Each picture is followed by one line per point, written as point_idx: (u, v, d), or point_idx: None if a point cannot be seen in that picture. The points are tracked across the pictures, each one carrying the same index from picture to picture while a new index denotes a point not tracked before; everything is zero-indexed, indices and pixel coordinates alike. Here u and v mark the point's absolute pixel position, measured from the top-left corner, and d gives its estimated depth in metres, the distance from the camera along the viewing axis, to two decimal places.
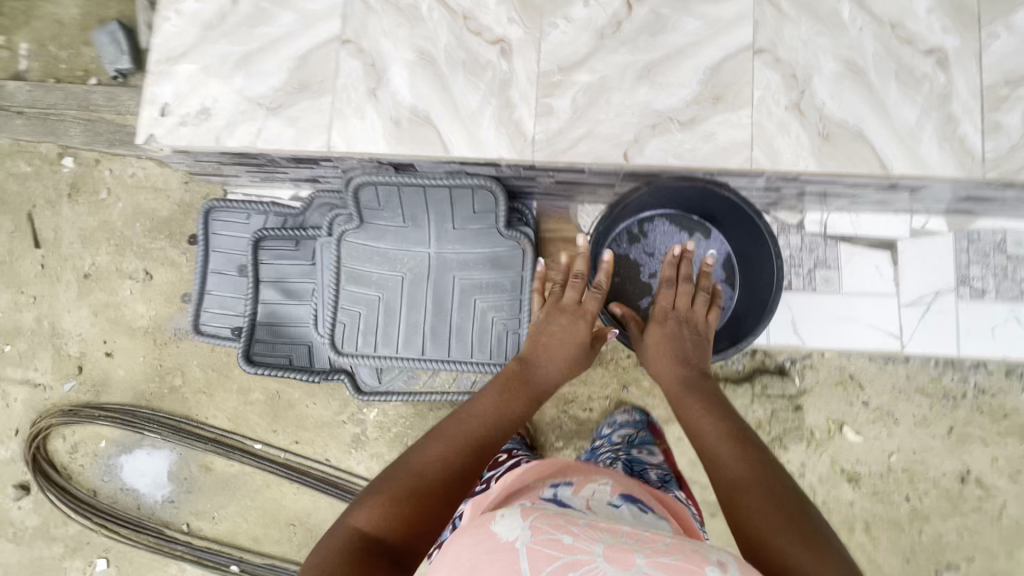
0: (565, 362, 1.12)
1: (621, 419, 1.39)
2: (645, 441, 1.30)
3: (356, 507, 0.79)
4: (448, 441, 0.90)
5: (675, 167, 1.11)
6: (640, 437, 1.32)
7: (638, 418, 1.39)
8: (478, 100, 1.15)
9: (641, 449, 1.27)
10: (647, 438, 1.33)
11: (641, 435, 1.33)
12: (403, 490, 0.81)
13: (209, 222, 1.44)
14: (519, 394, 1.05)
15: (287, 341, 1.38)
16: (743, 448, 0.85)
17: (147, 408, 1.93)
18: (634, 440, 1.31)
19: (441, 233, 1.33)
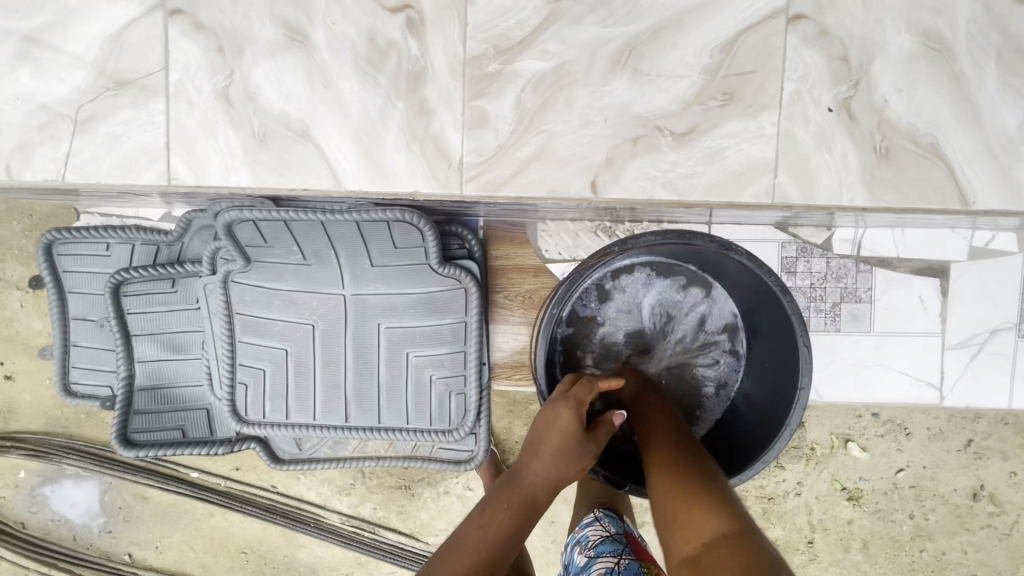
0: (565, 466, 0.74)
1: (593, 543, 0.84)
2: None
3: None
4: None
5: (665, 202, 0.78)
6: (625, 570, 0.78)
7: (614, 532, 0.86)
8: (377, 104, 0.78)
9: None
10: (636, 567, 0.79)
11: (626, 567, 0.79)
12: None
13: (55, 259, 1.11)
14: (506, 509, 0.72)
15: (178, 406, 1.12)
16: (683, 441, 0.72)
17: (63, 436, 1.63)
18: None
19: (355, 271, 1.01)
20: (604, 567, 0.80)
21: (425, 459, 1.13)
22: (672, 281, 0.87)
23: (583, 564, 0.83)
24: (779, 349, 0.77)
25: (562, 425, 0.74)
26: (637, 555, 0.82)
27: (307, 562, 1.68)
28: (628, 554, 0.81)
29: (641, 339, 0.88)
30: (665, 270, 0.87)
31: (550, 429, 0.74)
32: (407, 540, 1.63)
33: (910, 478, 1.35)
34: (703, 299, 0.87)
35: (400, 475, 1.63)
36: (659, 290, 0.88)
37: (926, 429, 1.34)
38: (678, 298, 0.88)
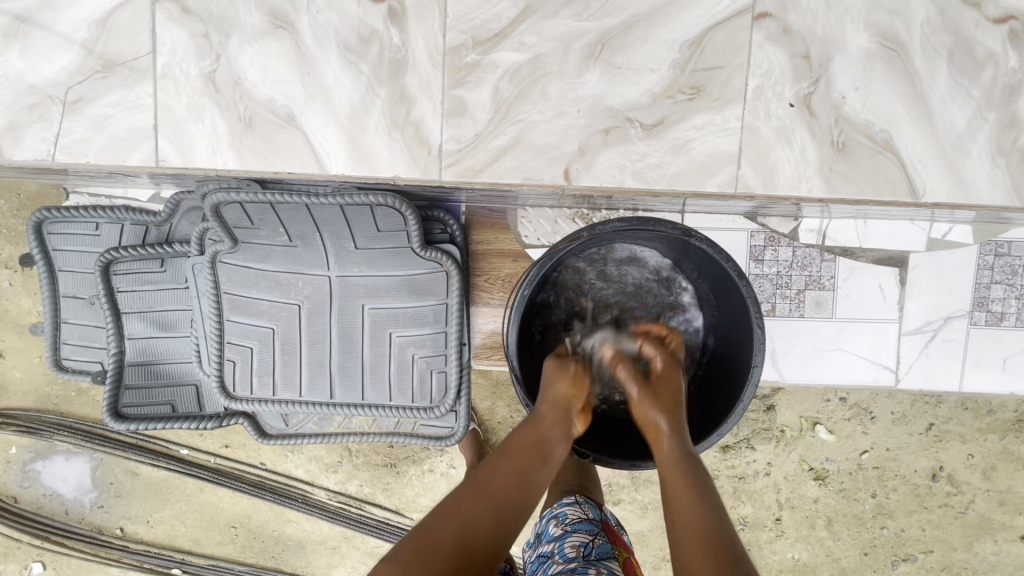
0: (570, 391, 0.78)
1: (571, 519, 0.87)
2: (605, 556, 0.79)
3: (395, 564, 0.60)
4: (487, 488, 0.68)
5: (634, 190, 0.82)
6: (598, 549, 0.81)
7: (592, 516, 0.89)
8: (360, 90, 0.81)
9: (600, 570, 0.76)
10: (609, 549, 0.82)
11: (600, 546, 0.82)
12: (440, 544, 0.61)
13: (46, 238, 1.13)
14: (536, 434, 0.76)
15: (168, 382, 1.15)
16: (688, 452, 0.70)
17: (54, 413, 1.67)
18: (591, 555, 0.80)
19: (340, 253, 1.05)
20: (579, 542, 0.83)
21: (407, 434, 1.17)
22: (632, 266, 0.91)
23: (557, 535, 0.86)
24: (738, 330, 0.81)
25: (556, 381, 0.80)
26: (612, 539, 0.85)
27: (295, 537, 1.74)
28: (603, 536, 0.85)
29: (617, 311, 0.90)
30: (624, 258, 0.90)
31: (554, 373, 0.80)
32: (393, 516, 1.69)
33: (873, 459, 1.42)
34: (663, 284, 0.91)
35: (386, 453, 1.69)
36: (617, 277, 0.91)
37: (890, 414, 1.40)
38: (639, 285, 0.91)
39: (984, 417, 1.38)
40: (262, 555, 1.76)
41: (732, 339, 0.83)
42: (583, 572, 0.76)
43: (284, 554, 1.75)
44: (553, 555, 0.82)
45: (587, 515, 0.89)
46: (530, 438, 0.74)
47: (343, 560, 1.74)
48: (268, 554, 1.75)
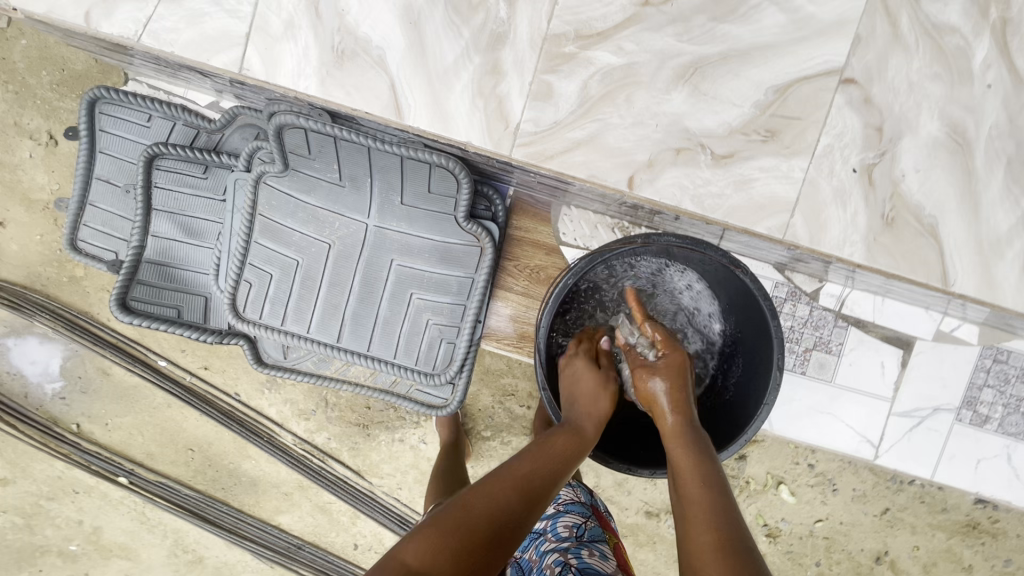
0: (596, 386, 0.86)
1: (565, 500, 0.97)
2: (597, 538, 0.89)
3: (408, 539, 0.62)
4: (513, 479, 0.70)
5: (689, 212, 0.84)
6: (589, 530, 0.91)
7: (584, 500, 0.99)
8: (457, 51, 0.83)
9: (593, 549, 0.86)
10: (598, 531, 0.92)
11: (591, 528, 0.92)
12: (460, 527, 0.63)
13: (96, 116, 1.12)
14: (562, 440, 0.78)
15: (178, 288, 1.14)
16: (706, 465, 0.72)
17: (40, 293, 1.70)
18: (583, 535, 0.89)
19: (384, 205, 1.06)
20: (572, 523, 0.92)
21: (400, 396, 1.18)
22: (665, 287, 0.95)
23: (551, 513, 0.95)
24: (755, 367, 0.85)
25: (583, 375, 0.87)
26: (601, 523, 0.96)
27: (250, 473, 1.75)
28: (593, 519, 0.95)
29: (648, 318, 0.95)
30: (656, 277, 0.94)
31: (569, 388, 0.87)
32: (354, 475, 1.72)
33: (825, 528, 1.46)
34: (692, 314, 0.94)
35: (361, 413, 1.72)
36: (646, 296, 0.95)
37: (852, 490, 1.44)
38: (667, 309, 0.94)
39: (939, 515, 1.43)
40: (212, 485, 1.77)
41: (747, 373, 0.87)
42: (578, 548, 0.86)
43: (234, 488, 1.76)
44: (546, 531, 0.92)
45: (582, 499, 0.99)
46: (562, 440, 0.78)
47: (292, 508, 1.75)
48: (218, 484, 1.76)
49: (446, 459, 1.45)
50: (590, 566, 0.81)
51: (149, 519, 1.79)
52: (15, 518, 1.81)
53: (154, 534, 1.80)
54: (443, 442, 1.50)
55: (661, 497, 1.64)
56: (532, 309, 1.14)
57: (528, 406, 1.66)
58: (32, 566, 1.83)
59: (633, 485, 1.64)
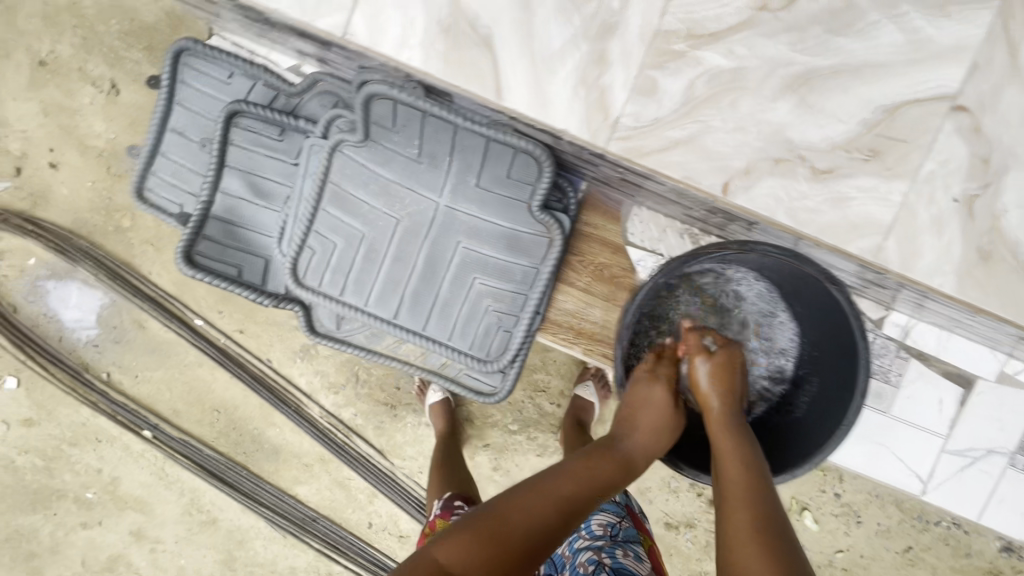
0: (661, 409, 0.86)
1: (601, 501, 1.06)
2: (630, 539, 0.99)
3: (442, 541, 0.68)
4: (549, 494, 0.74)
5: (780, 224, 0.83)
6: (623, 531, 1.00)
7: (619, 501, 1.08)
8: (566, 37, 0.82)
9: (626, 550, 0.95)
10: (632, 532, 1.02)
11: (625, 529, 1.01)
12: (489, 536, 0.68)
13: (179, 67, 1.12)
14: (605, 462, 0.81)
15: (241, 248, 1.13)
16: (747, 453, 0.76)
17: (86, 239, 1.71)
18: (617, 536, 0.99)
19: (459, 185, 1.05)
20: (607, 521, 1.02)
21: (449, 379, 1.18)
22: (733, 302, 0.95)
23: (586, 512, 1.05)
24: (834, 390, 0.83)
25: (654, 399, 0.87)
26: (635, 524, 1.05)
27: (273, 440, 1.76)
28: (627, 520, 1.04)
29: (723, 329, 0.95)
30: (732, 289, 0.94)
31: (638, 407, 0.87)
32: (376, 454, 1.73)
33: (845, 560, 1.44)
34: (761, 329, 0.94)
35: (390, 393, 1.72)
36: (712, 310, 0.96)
37: (876, 524, 1.42)
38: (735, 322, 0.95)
39: (964, 559, 1.41)
40: (233, 448, 1.78)
41: (824, 397, 0.85)
42: (612, 548, 0.95)
43: (256, 453, 1.76)
44: (581, 529, 1.01)
45: (616, 500, 1.08)
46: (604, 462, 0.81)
47: (311, 479, 1.76)
48: (240, 448, 1.77)
49: (443, 446, 1.54)
50: (624, 567, 0.90)
51: (168, 475, 1.80)
52: (35, 459, 1.82)
53: (171, 491, 1.81)
54: (438, 431, 1.58)
55: (681, 510, 1.63)
56: (591, 306, 1.13)
57: (557, 404, 1.66)
58: (45, 510, 1.84)
59: (655, 494, 1.63)
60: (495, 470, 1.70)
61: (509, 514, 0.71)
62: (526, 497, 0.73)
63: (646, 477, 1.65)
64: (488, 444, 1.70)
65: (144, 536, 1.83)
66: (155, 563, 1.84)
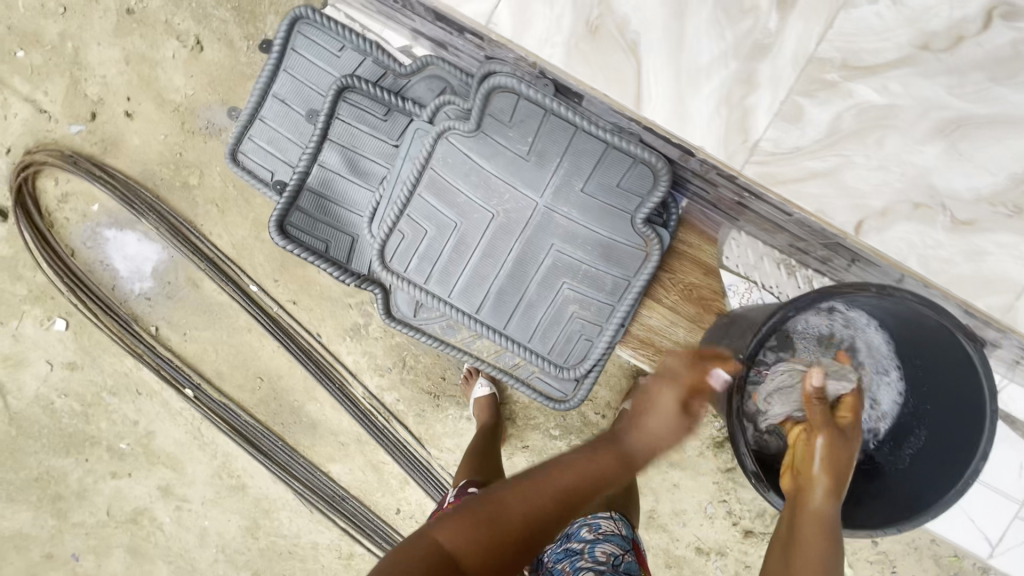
0: (672, 412, 0.84)
1: (606, 531, 1.05)
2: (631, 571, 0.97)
3: (441, 523, 0.69)
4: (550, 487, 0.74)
5: (909, 269, 0.82)
6: (625, 563, 0.99)
7: (624, 534, 1.07)
8: (716, 52, 0.80)
9: None
10: (633, 566, 1.00)
11: (627, 561, 0.99)
12: (490, 525, 0.68)
13: (293, 34, 1.11)
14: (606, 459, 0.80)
15: (331, 223, 1.13)
16: (832, 541, 0.69)
17: (152, 191, 1.71)
18: (619, 565, 0.97)
19: (563, 188, 1.02)
20: (609, 551, 0.99)
21: (520, 380, 1.18)
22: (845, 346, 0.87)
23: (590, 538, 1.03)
24: (945, 450, 0.79)
25: (665, 403, 0.85)
26: (637, 560, 1.03)
27: (312, 414, 1.76)
28: (630, 554, 1.03)
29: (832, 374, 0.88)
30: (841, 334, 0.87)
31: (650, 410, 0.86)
32: (414, 442, 1.72)
33: None
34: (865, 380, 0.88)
35: (435, 382, 1.71)
36: (832, 349, 0.87)
37: None
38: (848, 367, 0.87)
39: None
40: (270, 417, 1.78)
41: (935, 455, 0.80)
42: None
43: (294, 425, 1.76)
44: (583, 552, 0.99)
45: (620, 536, 1.06)
46: (605, 459, 0.80)
47: (345, 458, 1.76)
48: (278, 418, 1.77)
49: (485, 441, 1.49)
50: None
51: (203, 435, 1.80)
52: (74, 404, 1.82)
53: (204, 452, 1.81)
54: (481, 424, 1.56)
55: (714, 536, 1.62)
56: (674, 325, 1.11)
57: (603, 415, 1.64)
58: (78, 454, 1.84)
59: (690, 518, 1.62)
60: None
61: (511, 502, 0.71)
62: (526, 487, 0.74)
63: (682, 500, 1.64)
64: (526, 446, 1.68)
65: (172, 492, 1.84)
66: (179, 521, 1.85)
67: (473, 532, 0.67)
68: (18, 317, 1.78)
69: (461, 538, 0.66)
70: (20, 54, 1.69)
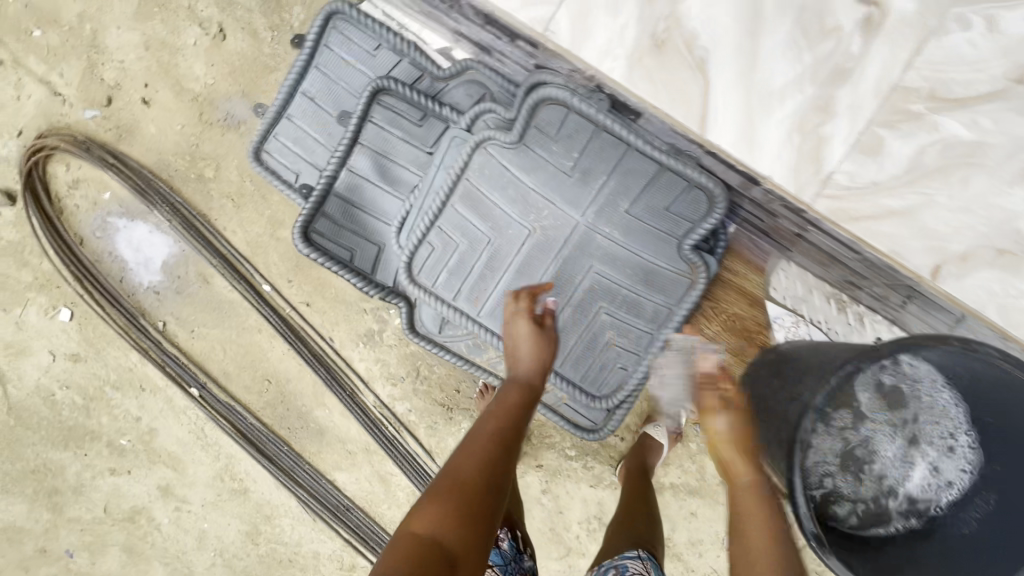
0: (536, 338, 0.95)
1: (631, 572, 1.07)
2: None
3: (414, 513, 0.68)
4: (490, 435, 0.80)
5: (987, 319, 0.76)
6: None
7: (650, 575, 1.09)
8: (792, 74, 0.73)
9: None
10: None
11: None
12: (458, 492, 0.69)
13: (327, 29, 1.06)
14: (513, 393, 0.89)
15: (357, 231, 1.07)
16: (774, 520, 0.75)
17: (166, 183, 1.65)
18: None
19: (607, 208, 0.96)
20: None
21: (548, 408, 1.11)
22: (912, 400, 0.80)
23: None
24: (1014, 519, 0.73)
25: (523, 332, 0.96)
26: None
27: (320, 421, 1.70)
28: None
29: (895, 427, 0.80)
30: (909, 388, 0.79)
31: (513, 346, 0.96)
32: (424, 455, 1.66)
33: None
34: (922, 437, 0.80)
35: (449, 394, 1.65)
36: (891, 402, 0.80)
37: None
38: (910, 419, 0.80)
39: None
40: (277, 421, 1.72)
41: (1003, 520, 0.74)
42: None
43: (300, 431, 1.71)
44: None
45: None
46: (514, 395, 0.89)
47: (352, 467, 1.71)
48: (284, 422, 1.71)
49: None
50: None
51: (206, 436, 1.75)
52: (76, 397, 1.77)
53: (207, 453, 1.75)
54: None
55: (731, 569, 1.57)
56: None
57: (622, 438, 1.58)
58: (77, 448, 1.79)
59: (706, 548, 1.57)
60: (544, 493, 1.63)
61: (465, 465, 0.74)
62: (470, 447, 0.77)
63: (699, 529, 1.58)
64: (541, 465, 1.62)
65: (172, 493, 1.79)
66: (178, 522, 1.79)
67: (448, 504, 0.68)
68: (23, 305, 1.73)
69: (436, 517, 0.66)
70: (37, 34, 1.63)
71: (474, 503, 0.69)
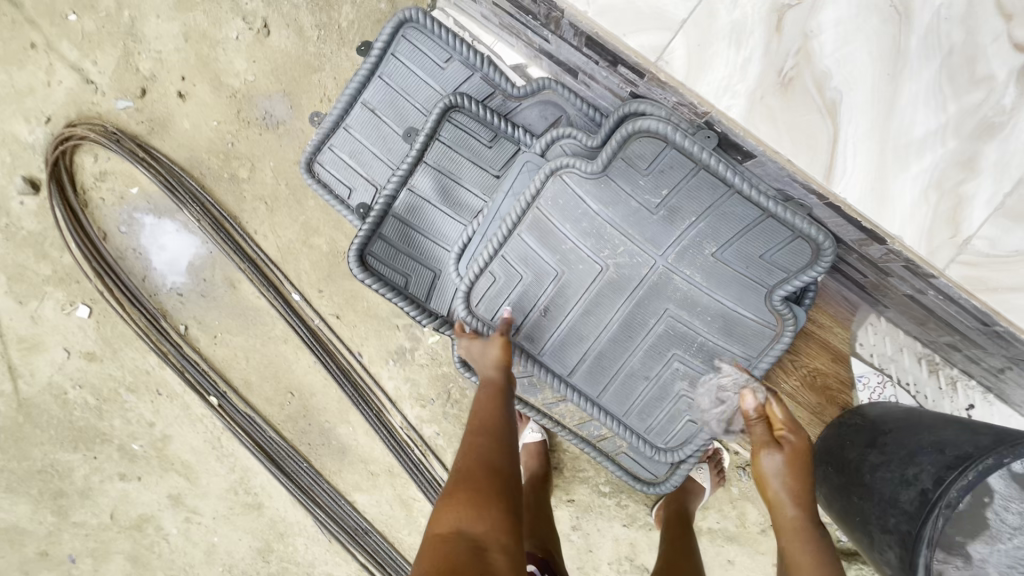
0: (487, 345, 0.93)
1: None
2: None
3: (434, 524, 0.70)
4: (477, 431, 0.81)
5: None
6: None
7: None
8: (933, 127, 0.66)
9: None
10: None
11: None
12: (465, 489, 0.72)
13: (396, 38, 0.99)
14: (484, 389, 0.90)
15: (414, 256, 1.01)
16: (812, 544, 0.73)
17: (198, 181, 1.58)
18: None
19: (691, 250, 0.88)
20: None
21: (605, 455, 1.06)
22: None
23: None
24: None
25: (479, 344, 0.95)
26: None
27: (343, 438, 1.63)
28: None
29: None
30: None
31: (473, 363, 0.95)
32: None
33: None
34: None
35: None
36: None
37: None
38: None
39: None
40: (297, 436, 1.65)
41: None
42: None
43: (321, 448, 1.64)
44: None
45: None
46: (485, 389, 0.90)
47: (373, 489, 1.63)
48: (305, 437, 1.64)
49: (533, 496, 1.33)
50: None
51: (222, 447, 1.67)
52: (88, 397, 1.69)
53: (221, 464, 1.68)
54: (529, 474, 1.40)
55: None
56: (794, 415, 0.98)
57: None
58: (86, 450, 1.72)
59: None
60: (573, 529, 1.55)
61: (462, 465, 0.76)
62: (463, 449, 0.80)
63: None
64: (572, 500, 1.54)
65: (182, 502, 1.71)
66: (187, 533, 1.72)
67: (462, 502, 0.70)
68: (40, 298, 1.65)
69: (455, 516, 0.68)
70: (72, 18, 1.56)
71: (487, 491, 0.72)
